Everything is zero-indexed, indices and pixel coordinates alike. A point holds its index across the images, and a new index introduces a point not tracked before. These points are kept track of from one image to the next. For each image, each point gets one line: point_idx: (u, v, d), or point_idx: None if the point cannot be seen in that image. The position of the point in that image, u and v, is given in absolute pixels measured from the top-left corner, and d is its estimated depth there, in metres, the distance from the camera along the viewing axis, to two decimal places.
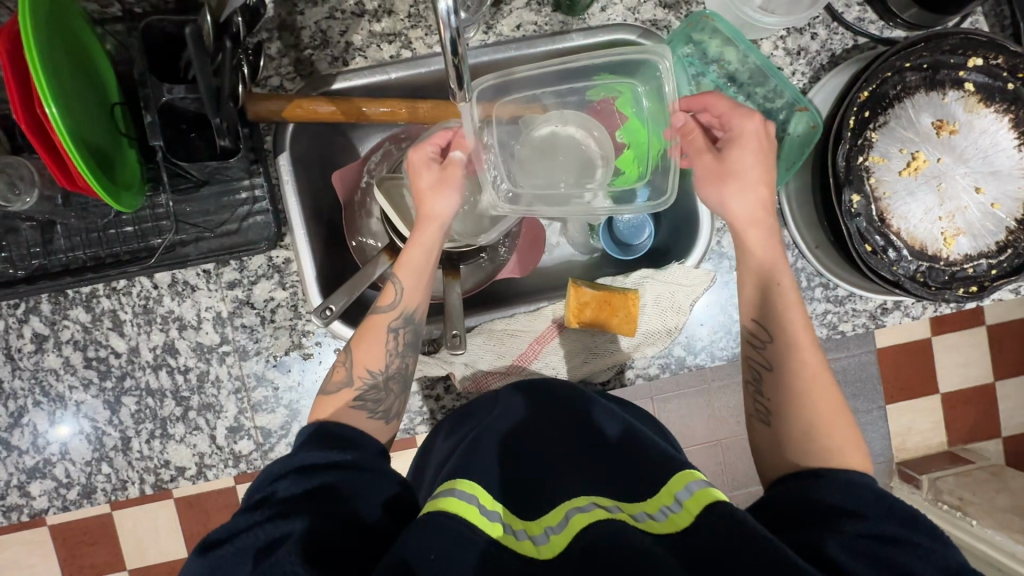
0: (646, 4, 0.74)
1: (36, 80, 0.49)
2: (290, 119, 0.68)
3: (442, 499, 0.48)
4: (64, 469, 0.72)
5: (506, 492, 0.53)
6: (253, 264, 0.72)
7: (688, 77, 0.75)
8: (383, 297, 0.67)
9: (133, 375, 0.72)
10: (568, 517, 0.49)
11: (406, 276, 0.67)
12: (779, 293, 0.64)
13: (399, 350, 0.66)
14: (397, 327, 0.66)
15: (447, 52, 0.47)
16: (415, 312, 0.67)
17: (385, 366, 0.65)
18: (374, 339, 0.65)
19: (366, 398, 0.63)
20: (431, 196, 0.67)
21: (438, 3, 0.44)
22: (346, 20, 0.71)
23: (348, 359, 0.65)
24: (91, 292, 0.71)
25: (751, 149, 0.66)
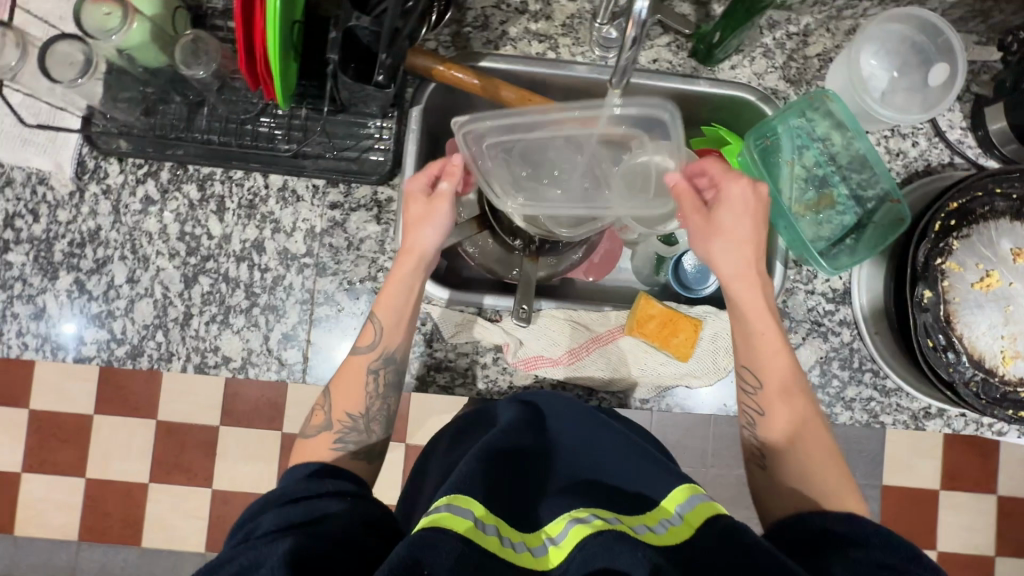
0: (771, 74, 0.81)
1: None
2: (437, 79, 0.76)
3: (440, 517, 0.45)
4: (122, 326, 0.75)
5: (503, 502, 0.51)
6: (359, 193, 0.77)
7: (792, 146, 0.80)
8: (362, 337, 0.68)
9: (216, 259, 0.76)
10: (569, 526, 0.50)
11: (383, 312, 0.69)
12: (766, 351, 0.65)
13: (380, 391, 0.69)
14: (375, 369, 0.68)
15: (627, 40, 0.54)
16: (394, 351, 0.69)
17: (365, 409, 0.67)
18: (351, 381, 0.67)
19: (347, 438, 0.66)
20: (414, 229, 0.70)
21: None
22: (508, 13, 0.79)
23: (327, 403, 0.67)
24: (208, 174, 0.76)
25: (737, 210, 0.67)
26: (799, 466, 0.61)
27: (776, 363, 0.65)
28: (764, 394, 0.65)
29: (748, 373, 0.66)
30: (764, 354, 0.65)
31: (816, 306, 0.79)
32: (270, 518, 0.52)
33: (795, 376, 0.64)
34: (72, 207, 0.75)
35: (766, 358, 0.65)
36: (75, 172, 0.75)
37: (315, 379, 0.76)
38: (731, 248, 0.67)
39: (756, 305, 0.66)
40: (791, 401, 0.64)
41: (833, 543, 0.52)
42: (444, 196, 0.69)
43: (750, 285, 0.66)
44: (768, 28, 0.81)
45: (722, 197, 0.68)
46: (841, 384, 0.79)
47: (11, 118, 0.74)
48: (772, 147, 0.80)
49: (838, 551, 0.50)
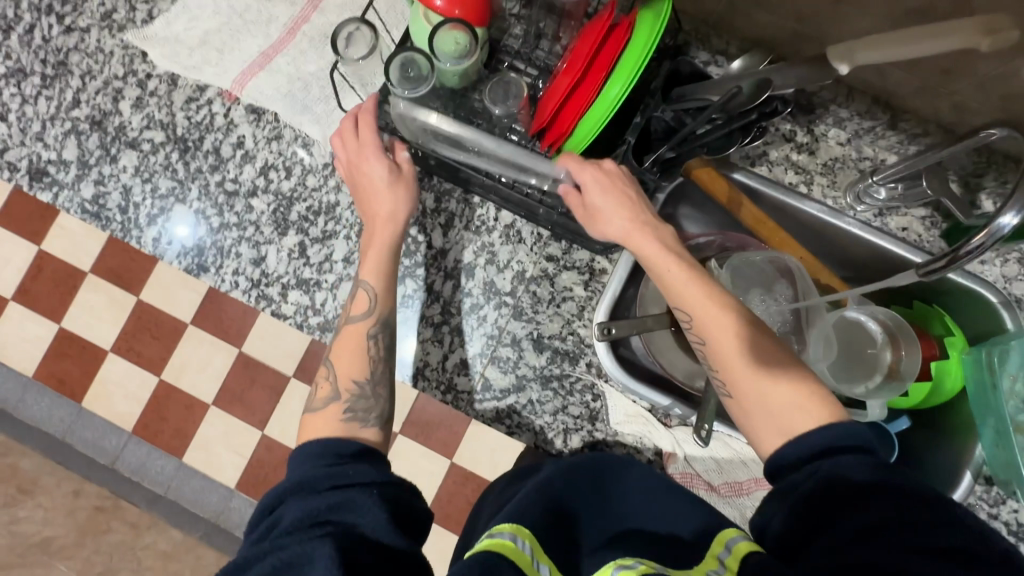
0: (1021, 282, 0.78)
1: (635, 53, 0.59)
2: (692, 175, 0.78)
3: (491, 541, 0.48)
4: (323, 298, 0.78)
5: (551, 544, 0.54)
6: (576, 255, 0.79)
7: (1022, 363, 0.72)
8: (356, 307, 0.69)
9: (427, 269, 0.79)
10: (612, 572, 0.47)
11: (373, 278, 0.70)
12: (736, 357, 0.58)
13: (380, 355, 0.69)
14: (373, 334, 0.68)
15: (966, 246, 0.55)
16: (386, 316, 0.70)
17: (371, 373, 0.67)
18: (352, 351, 0.68)
19: (357, 407, 0.65)
20: (372, 193, 0.70)
21: (1002, 216, 0.53)
22: (775, 137, 0.79)
23: (331, 374, 0.67)
24: (448, 190, 0.80)
25: (599, 186, 0.64)
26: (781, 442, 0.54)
27: (711, 323, 0.59)
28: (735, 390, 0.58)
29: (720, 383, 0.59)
30: (723, 338, 0.58)
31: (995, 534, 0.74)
32: (293, 510, 0.52)
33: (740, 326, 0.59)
34: (321, 177, 0.81)
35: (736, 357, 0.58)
36: None
37: (475, 412, 0.77)
38: (626, 224, 0.64)
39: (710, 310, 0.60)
40: (756, 381, 0.57)
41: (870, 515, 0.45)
42: (409, 166, 0.73)
43: (608, 225, 0.65)
44: None
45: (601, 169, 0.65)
46: None
47: (302, 85, 0.81)
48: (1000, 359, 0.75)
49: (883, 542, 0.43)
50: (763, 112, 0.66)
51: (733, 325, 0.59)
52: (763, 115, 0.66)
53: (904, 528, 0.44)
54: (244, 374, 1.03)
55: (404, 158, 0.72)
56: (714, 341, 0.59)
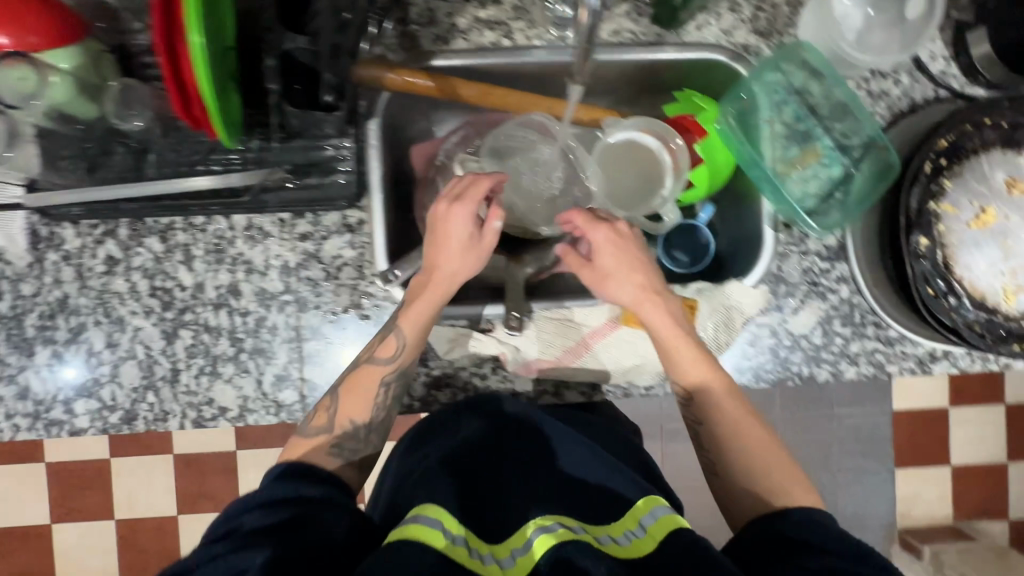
0: (740, 29, 0.76)
1: (195, 68, 0.54)
2: (388, 87, 0.72)
3: (405, 527, 0.51)
4: (111, 392, 0.73)
5: (469, 514, 0.55)
6: (327, 220, 0.74)
7: (771, 104, 0.76)
8: (384, 350, 0.67)
9: (193, 310, 0.73)
10: (531, 540, 0.52)
11: (408, 328, 0.67)
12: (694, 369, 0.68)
13: (388, 399, 0.69)
14: (387, 382, 0.68)
15: None
16: (409, 367, 0.69)
17: (372, 417, 0.68)
18: (363, 393, 0.67)
19: (344, 445, 0.66)
20: (442, 255, 0.67)
21: None
22: (454, 4, 0.74)
23: (331, 406, 0.67)
24: (168, 224, 0.73)
25: (445, 240, 0.67)
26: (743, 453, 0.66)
27: (692, 370, 0.68)
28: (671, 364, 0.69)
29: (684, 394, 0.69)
30: (683, 359, 0.68)
31: (812, 266, 0.78)
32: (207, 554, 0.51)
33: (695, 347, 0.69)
34: (35, 280, 0.73)
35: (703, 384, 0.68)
36: (29, 244, 0.72)
37: None
38: (634, 292, 0.69)
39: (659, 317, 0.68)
40: (688, 351, 0.68)
41: (783, 546, 0.55)
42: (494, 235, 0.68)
43: (447, 269, 0.67)
44: None
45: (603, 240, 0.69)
46: (845, 340, 0.78)
47: None
48: (749, 108, 0.76)
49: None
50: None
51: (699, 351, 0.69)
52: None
53: (807, 555, 0.52)
54: None
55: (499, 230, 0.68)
56: (443, 268, 0.67)
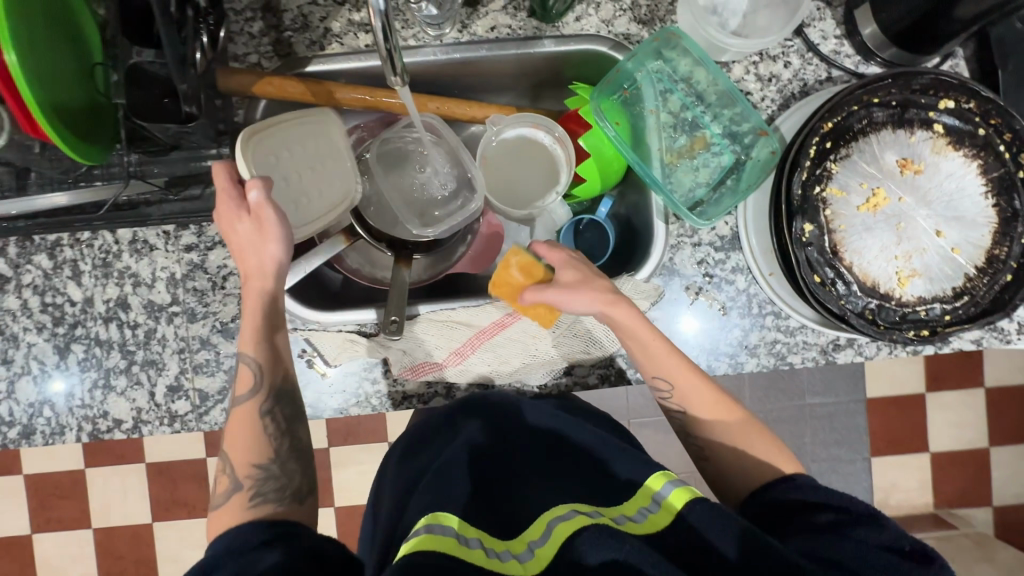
0: (621, 18, 0.74)
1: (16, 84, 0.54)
2: (260, 94, 0.71)
3: (418, 539, 0.46)
4: (8, 408, 0.74)
5: (482, 515, 0.52)
6: (212, 230, 0.74)
7: (655, 93, 0.75)
8: (239, 384, 0.60)
9: (84, 325, 0.74)
10: (552, 527, 0.48)
11: (251, 351, 0.60)
12: (667, 364, 0.64)
13: (282, 428, 0.61)
14: (266, 410, 0.61)
15: (379, 37, 0.48)
16: (280, 381, 0.62)
17: (274, 451, 0.60)
18: (244, 431, 0.60)
19: (264, 491, 0.57)
20: (248, 252, 0.61)
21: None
22: (327, 7, 0.73)
23: (227, 463, 0.58)
24: (56, 241, 0.74)
25: (243, 236, 0.61)
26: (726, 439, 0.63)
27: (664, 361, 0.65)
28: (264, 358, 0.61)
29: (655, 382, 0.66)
30: (662, 363, 0.65)
31: (706, 257, 0.76)
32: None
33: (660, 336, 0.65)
34: None
35: (674, 367, 0.64)
36: None
37: (210, 424, 0.75)
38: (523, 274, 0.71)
39: (623, 314, 0.64)
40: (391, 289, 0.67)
41: (790, 512, 0.55)
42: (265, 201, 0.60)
43: (248, 262, 0.61)
44: None
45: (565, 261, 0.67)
46: (743, 332, 0.76)
47: None
48: (632, 98, 0.75)
49: (821, 534, 0.50)
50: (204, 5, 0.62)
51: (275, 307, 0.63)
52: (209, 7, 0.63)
53: (818, 512, 0.53)
54: None
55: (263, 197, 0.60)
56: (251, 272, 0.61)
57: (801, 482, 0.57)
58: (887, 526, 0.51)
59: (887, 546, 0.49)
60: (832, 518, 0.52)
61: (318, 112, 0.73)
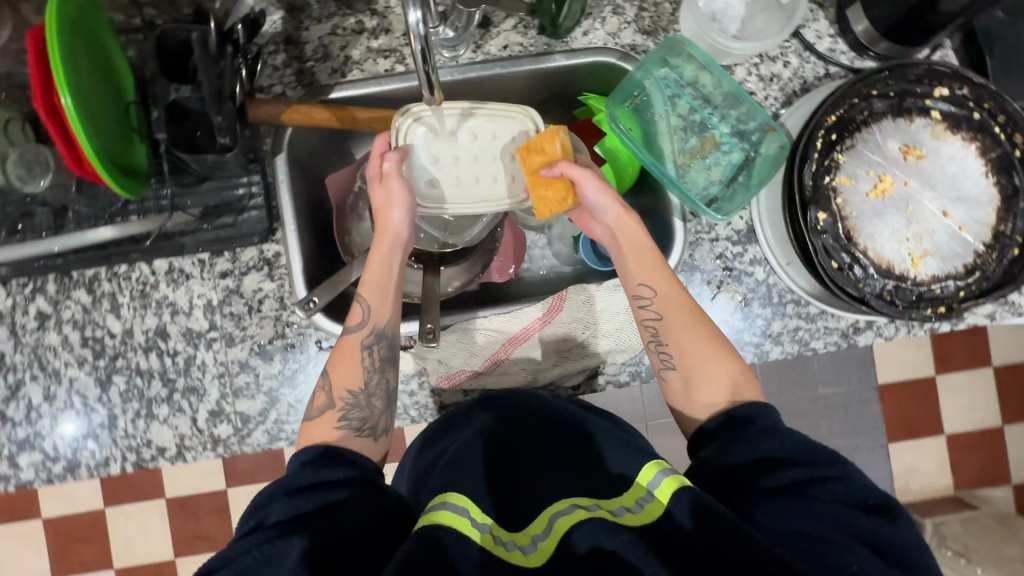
0: (626, 29, 0.78)
1: (71, 126, 0.56)
2: (288, 123, 0.74)
3: (430, 516, 0.49)
4: (52, 443, 0.75)
5: (492, 508, 0.54)
6: (245, 256, 0.76)
7: (664, 99, 0.78)
8: (351, 318, 0.65)
9: (125, 356, 0.76)
10: (552, 522, 0.50)
11: (367, 291, 0.66)
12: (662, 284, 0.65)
13: (377, 365, 0.65)
14: (369, 345, 0.65)
15: (418, 59, 0.51)
16: (386, 327, 0.66)
17: (364, 383, 0.64)
18: (348, 360, 0.64)
19: (351, 416, 0.62)
20: (384, 208, 0.67)
21: (408, 14, 0.48)
22: (347, 37, 0.77)
23: (327, 383, 0.64)
24: (94, 276, 0.76)
25: (381, 192, 0.67)
26: (701, 374, 0.61)
27: (648, 271, 0.66)
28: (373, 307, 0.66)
29: (646, 304, 0.65)
30: (650, 271, 0.66)
31: (724, 251, 0.79)
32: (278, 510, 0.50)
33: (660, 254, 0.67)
34: None
35: (672, 291, 0.65)
36: None
37: (252, 446, 0.76)
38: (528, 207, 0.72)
39: (626, 223, 0.67)
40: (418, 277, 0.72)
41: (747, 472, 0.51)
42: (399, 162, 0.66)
43: (381, 217, 0.67)
44: None
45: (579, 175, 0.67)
46: (766, 321, 0.79)
47: None
48: (642, 105, 0.78)
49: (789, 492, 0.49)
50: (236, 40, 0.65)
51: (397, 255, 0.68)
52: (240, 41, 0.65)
53: (778, 469, 0.50)
54: None
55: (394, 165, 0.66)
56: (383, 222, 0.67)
57: (755, 426, 0.55)
58: (852, 479, 0.50)
59: (861, 504, 0.49)
60: (791, 477, 0.50)
61: (521, 108, 0.72)
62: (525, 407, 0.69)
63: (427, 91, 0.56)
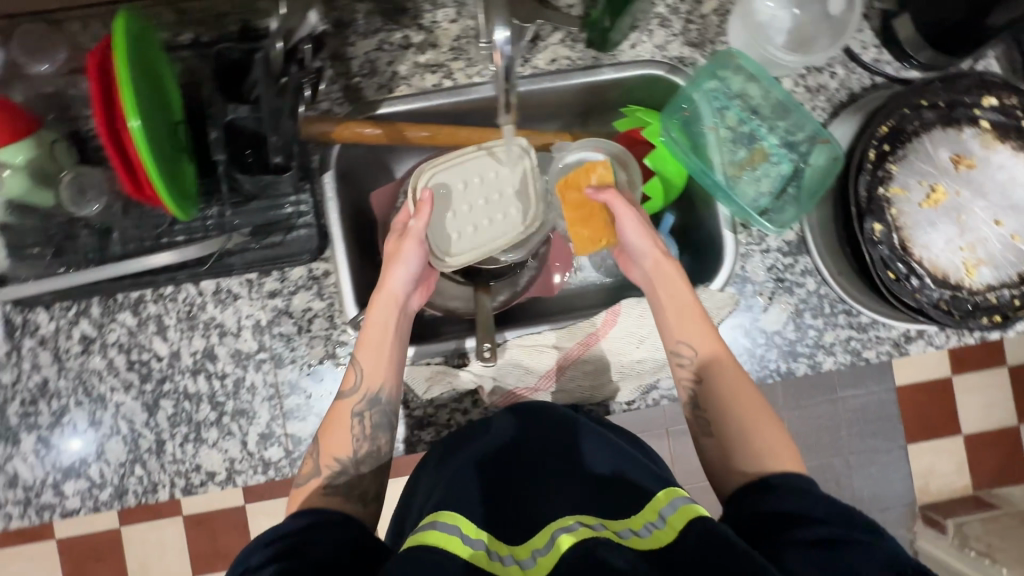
0: (673, 42, 0.78)
1: (138, 148, 0.56)
2: (338, 140, 0.73)
3: (424, 534, 0.50)
4: (99, 470, 0.74)
5: (491, 520, 0.55)
6: (294, 275, 0.75)
7: (712, 111, 0.78)
8: (345, 382, 0.67)
9: (172, 379, 0.74)
10: (556, 537, 0.50)
11: (363, 355, 0.67)
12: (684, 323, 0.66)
13: (367, 433, 0.67)
14: (359, 411, 0.67)
15: (500, 79, 0.53)
16: (381, 393, 0.67)
17: (354, 451, 0.65)
18: (339, 427, 0.66)
19: (337, 483, 0.63)
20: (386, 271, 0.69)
21: (496, 35, 0.50)
22: (393, 52, 0.76)
23: (315, 450, 0.65)
24: (139, 298, 0.74)
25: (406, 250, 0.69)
26: (740, 437, 0.59)
27: (693, 327, 0.66)
28: (366, 374, 0.67)
29: (665, 326, 0.68)
30: (695, 330, 0.65)
31: (775, 263, 0.79)
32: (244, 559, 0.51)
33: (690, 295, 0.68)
34: (13, 367, 0.74)
35: (690, 333, 0.66)
36: (5, 333, 0.73)
37: None
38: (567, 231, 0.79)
39: (655, 260, 0.70)
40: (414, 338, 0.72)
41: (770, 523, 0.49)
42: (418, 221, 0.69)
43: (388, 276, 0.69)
44: None
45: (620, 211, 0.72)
46: (818, 332, 0.79)
47: None
48: (691, 117, 0.78)
49: (811, 549, 0.46)
50: (300, 59, 0.62)
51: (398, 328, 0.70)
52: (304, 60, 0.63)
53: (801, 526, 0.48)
54: None
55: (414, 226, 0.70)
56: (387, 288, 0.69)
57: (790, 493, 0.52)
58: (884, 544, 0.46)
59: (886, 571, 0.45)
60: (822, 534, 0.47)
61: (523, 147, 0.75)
62: (539, 420, 0.67)
63: (503, 112, 0.58)
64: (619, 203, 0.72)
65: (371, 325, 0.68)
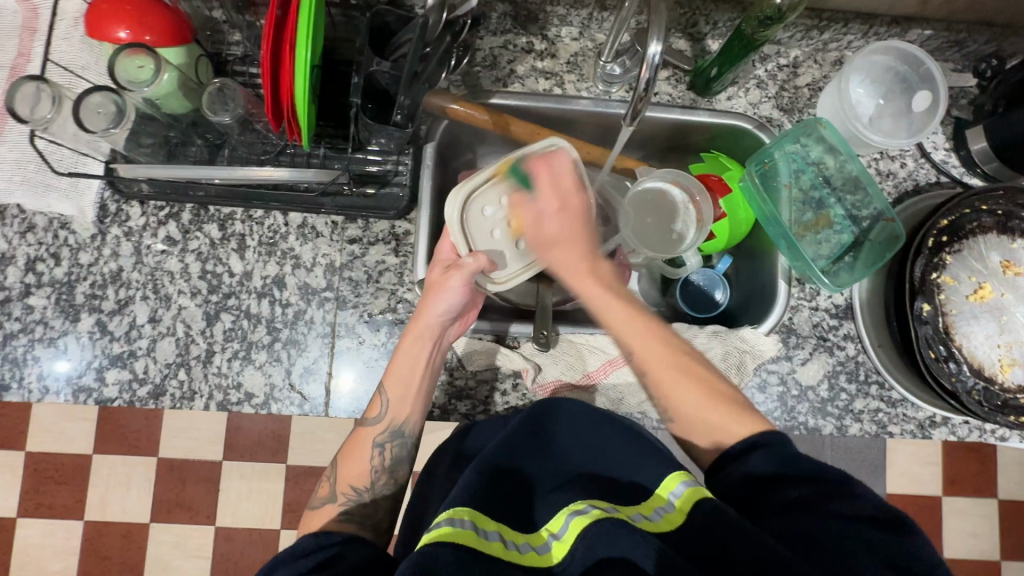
0: (765, 104, 0.86)
1: (296, 74, 0.62)
2: (450, 116, 0.78)
3: (438, 529, 0.50)
4: (144, 365, 0.76)
5: (501, 508, 0.57)
6: (377, 228, 0.80)
7: (790, 170, 0.84)
8: (371, 411, 0.69)
9: (238, 296, 0.77)
10: (569, 520, 0.53)
11: (391, 386, 0.69)
12: (619, 319, 0.67)
13: (385, 465, 0.67)
14: (381, 443, 0.67)
15: (640, 87, 0.60)
16: (403, 424, 0.68)
17: (369, 485, 0.66)
18: (358, 457, 0.67)
19: (354, 513, 0.64)
20: (427, 300, 0.69)
21: (649, 47, 0.57)
22: (515, 53, 0.83)
23: (333, 475, 0.66)
24: (229, 215, 0.78)
25: (557, 202, 0.73)
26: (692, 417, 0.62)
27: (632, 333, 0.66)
28: (390, 407, 0.69)
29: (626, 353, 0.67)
30: (678, 398, 0.63)
31: (821, 321, 0.83)
32: None
33: (586, 259, 0.71)
34: (93, 250, 0.77)
35: (653, 352, 0.65)
36: (97, 216, 0.77)
37: (337, 412, 0.77)
38: (559, 219, 0.73)
39: (570, 218, 0.73)
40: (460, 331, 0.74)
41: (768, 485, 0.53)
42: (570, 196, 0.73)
43: (557, 248, 0.72)
44: (760, 61, 0.86)
45: (553, 166, 0.74)
46: (850, 397, 0.82)
47: (36, 163, 0.76)
48: (770, 171, 0.84)
49: (795, 509, 0.50)
50: (454, 31, 0.72)
51: (428, 362, 0.71)
52: (457, 33, 0.72)
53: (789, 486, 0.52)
54: (173, 481, 0.91)
55: (460, 266, 0.70)
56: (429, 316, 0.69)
57: (768, 450, 0.55)
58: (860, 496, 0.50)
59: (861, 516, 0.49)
60: (803, 492, 0.51)
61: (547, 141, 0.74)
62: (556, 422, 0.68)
63: (628, 118, 0.65)
64: (542, 167, 0.73)
65: (404, 359, 0.70)
